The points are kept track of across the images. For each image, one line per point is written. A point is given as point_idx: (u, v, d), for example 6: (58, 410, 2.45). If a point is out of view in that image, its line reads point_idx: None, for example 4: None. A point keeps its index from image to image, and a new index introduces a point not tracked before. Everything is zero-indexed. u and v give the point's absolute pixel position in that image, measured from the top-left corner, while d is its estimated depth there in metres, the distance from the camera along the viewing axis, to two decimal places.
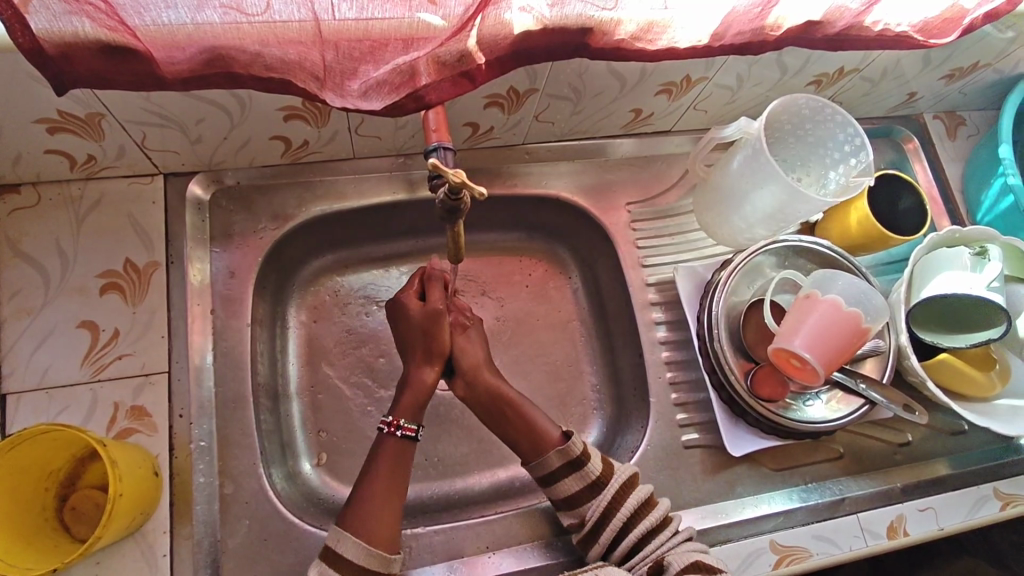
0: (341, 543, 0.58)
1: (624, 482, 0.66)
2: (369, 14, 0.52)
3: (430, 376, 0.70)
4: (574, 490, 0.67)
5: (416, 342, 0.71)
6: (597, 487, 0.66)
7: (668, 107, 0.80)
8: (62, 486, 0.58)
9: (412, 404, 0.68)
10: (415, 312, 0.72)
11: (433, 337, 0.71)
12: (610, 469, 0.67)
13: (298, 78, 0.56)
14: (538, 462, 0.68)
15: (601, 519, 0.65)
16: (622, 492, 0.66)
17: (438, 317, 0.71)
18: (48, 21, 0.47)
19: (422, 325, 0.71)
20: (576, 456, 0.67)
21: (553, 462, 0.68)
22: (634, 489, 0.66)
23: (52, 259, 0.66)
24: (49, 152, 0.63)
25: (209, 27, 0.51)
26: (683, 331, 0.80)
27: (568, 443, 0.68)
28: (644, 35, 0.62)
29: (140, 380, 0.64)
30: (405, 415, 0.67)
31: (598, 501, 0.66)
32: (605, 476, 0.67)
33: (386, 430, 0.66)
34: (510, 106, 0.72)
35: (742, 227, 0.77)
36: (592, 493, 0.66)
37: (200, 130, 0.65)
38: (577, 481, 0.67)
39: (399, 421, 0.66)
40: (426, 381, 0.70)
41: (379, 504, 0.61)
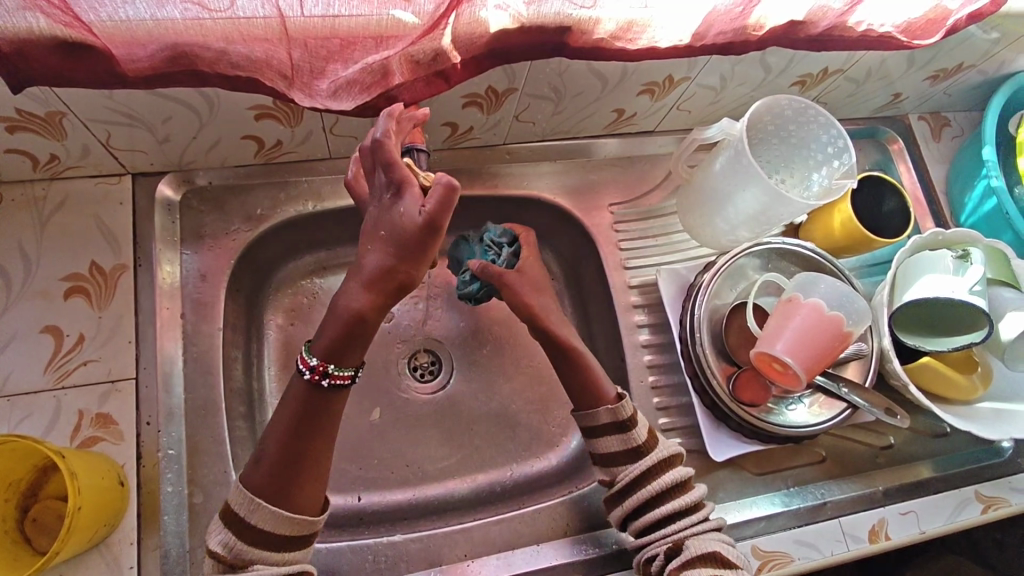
0: (255, 514, 0.53)
1: (665, 458, 0.64)
2: (336, 11, 0.50)
3: (358, 303, 0.55)
4: (612, 450, 0.66)
5: (371, 249, 0.54)
6: (636, 454, 0.65)
7: (652, 107, 0.78)
8: (22, 497, 0.56)
9: (332, 334, 0.56)
10: (389, 222, 0.54)
11: (393, 257, 0.54)
12: (653, 443, 0.66)
13: (266, 77, 0.54)
14: (588, 413, 0.67)
15: (631, 485, 0.64)
16: (660, 467, 0.64)
17: (430, 240, 0.53)
18: (1, 17, 0.45)
19: (393, 236, 0.53)
20: (623, 419, 0.66)
21: (601, 419, 0.66)
22: (674, 469, 0.64)
23: (14, 261, 0.64)
24: (8, 151, 0.61)
25: (169, 23, 0.49)
26: (666, 334, 0.79)
27: (618, 405, 0.66)
28: (624, 34, 0.61)
29: (105, 388, 0.62)
30: (323, 352, 0.56)
31: (632, 468, 0.65)
32: (646, 446, 0.65)
33: (308, 374, 0.56)
34: (489, 105, 0.71)
35: (725, 230, 0.76)
36: (629, 459, 0.65)
37: (167, 129, 0.63)
38: (619, 442, 0.66)
39: (326, 367, 0.55)
40: (353, 309, 0.55)
41: (300, 465, 0.55)
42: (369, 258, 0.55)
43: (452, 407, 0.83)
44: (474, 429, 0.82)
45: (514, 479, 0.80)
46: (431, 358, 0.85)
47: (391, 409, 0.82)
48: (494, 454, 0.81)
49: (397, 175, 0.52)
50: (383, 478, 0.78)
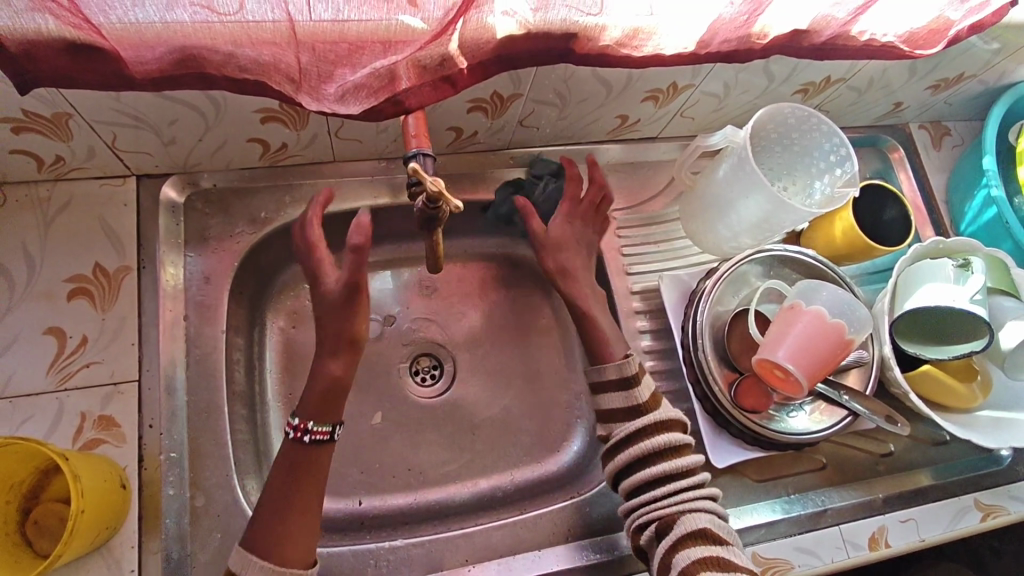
0: (246, 568, 0.54)
1: (663, 420, 0.65)
2: (345, 16, 0.50)
3: (335, 368, 0.64)
4: (613, 406, 0.68)
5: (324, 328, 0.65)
6: (636, 412, 0.66)
7: (655, 114, 0.79)
8: (24, 499, 0.56)
9: (315, 401, 0.63)
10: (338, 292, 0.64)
11: (347, 323, 0.64)
12: (654, 405, 0.67)
13: (273, 80, 0.54)
14: (596, 367, 0.70)
15: (627, 441, 0.65)
16: (658, 427, 0.65)
17: (354, 296, 0.64)
18: (10, 18, 0.45)
19: (331, 308, 0.65)
20: (628, 375, 0.68)
21: (607, 373, 0.69)
22: (672, 432, 0.65)
23: (18, 262, 0.64)
24: (14, 152, 0.61)
25: (178, 26, 0.49)
26: (668, 340, 0.79)
27: (625, 361, 0.68)
28: (629, 42, 0.61)
29: (108, 390, 0.62)
30: (315, 418, 0.62)
31: (630, 424, 0.65)
32: (647, 406, 0.66)
33: (292, 435, 0.60)
34: (494, 110, 0.71)
35: (727, 236, 0.77)
36: (628, 416, 0.66)
37: (173, 131, 0.63)
38: (621, 398, 0.67)
39: (306, 425, 0.61)
40: (331, 374, 0.64)
41: (288, 516, 0.57)
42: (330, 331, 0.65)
43: (454, 411, 0.83)
44: (475, 433, 0.82)
45: (515, 484, 0.80)
46: (433, 362, 0.85)
47: (393, 412, 0.82)
48: (495, 459, 0.81)
49: (315, 261, 0.66)
50: (385, 482, 0.78)
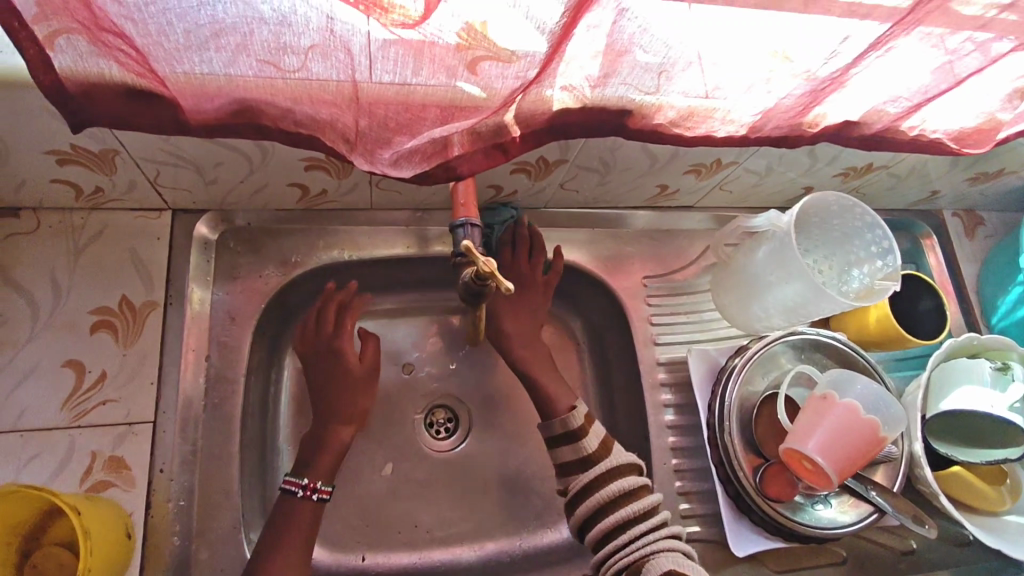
0: None
1: (613, 467, 0.64)
2: (409, 81, 0.49)
3: (346, 436, 0.67)
4: (564, 459, 0.66)
5: (337, 396, 0.68)
6: (587, 463, 0.65)
7: (695, 186, 0.78)
8: (24, 541, 0.55)
9: (327, 466, 0.65)
10: (361, 374, 0.71)
11: (364, 397, 0.70)
12: (605, 453, 0.65)
13: (327, 138, 0.54)
14: (544, 423, 0.69)
15: (582, 493, 0.64)
16: (610, 473, 0.63)
17: (370, 378, 0.71)
18: (73, 60, 0.45)
19: (348, 382, 0.69)
20: (574, 428, 0.67)
21: (555, 426, 0.68)
22: (625, 476, 0.64)
23: (44, 290, 0.63)
24: (54, 181, 0.60)
25: (241, 80, 0.48)
26: (692, 416, 0.77)
27: (569, 414, 0.67)
28: (683, 122, 0.61)
29: (122, 430, 0.61)
30: (321, 478, 0.64)
31: (582, 476, 0.64)
32: (598, 455, 0.65)
33: (300, 494, 0.62)
34: (538, 173, 0.70)
35: (760, 315, 0.76)
36: (582, 467, 0.65)
37: (216, 172, 0.62)
38: (571, 451, 0.66)
39: (315, 483, 0.63)
40: (341, 442, 0.67)
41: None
42: (342, 400, 0.69)
43: (465, 468, 0.81)
44: (486, 493, 0.80)
45: (524, 551, 0.78)
46: (449, 416, 0.83)
47: (405, 464, 0.80)
48: (504, 522, 0.79)
49: (333, 340, 0.71)
50: (389, 539, 0.77)
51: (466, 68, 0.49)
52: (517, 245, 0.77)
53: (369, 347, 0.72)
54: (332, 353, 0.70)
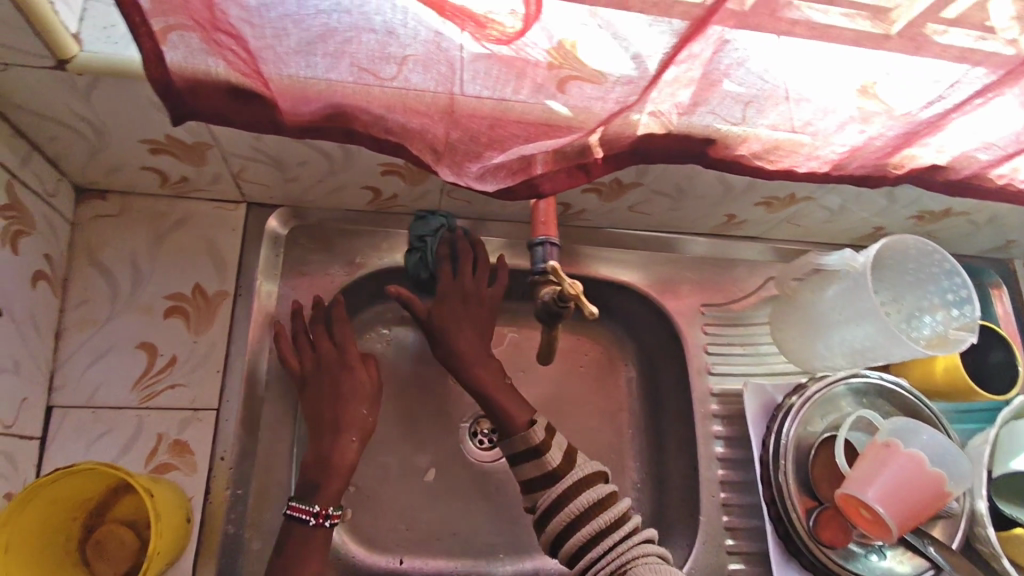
0: None
1: (581, 479, 0.61)
2: (504, 97, 0.50)
3: (351, 454, 0.63)
4: (529, 476, 0.62)
5: (349, 412, 0.64)
6: (554, 477, 0.61)
7: (764, 217, 0.78)
8: (89, 516, 0.56)
9: (337, 487, 0.61)
10: (372, 390, 0.67)
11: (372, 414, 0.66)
12: (571, 464, 0.62)
13: (414, 147, 0.54)
14: (505, 440, 0.65)
15: (551, 510, 0.61)
16: (578, 485, 0.61)
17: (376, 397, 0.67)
18: (183, 57, 0.46)
19: (358, 398, 0.65)
20: (536, 444, 0.63)
21: (516, 443, 0.64)
22: (593, 486, 0.61)
23: (124, 272, 0.65)
24: (144, 168, 0.62)
25: (340, 85, 0.49)
26: (742, 450, 0.76)
27: (530, 430, 0.63)
28: (766, 155, 0.60)
29: (188, 415, 0.62)
30: (330, 500, 0.60)
31: (551, 492, 0.61)
32: (563, 468, 0.62)
33: (312, 522, 0.59)
34: (609, 194, 0.70)
35: (823, 355, 0.75)
36: (549, 483, 0.61)
37: (296, 171, 0.63)
38: (536, 468, 0.62)
39: (328, 510, 0.59)
40: (347, 461, 0.62)
41: None
42: (354, 413, 0.64)
43: (506, 481, 0.81)
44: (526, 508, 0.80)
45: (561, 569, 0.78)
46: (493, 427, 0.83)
47: (447, 471, 0.80)
48: None
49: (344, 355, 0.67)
50: (428, 544, 0.77)
51: (554, 85, 0.49)
52: (459, 254, 0.73)
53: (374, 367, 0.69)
54: (343, 367, 0.66)
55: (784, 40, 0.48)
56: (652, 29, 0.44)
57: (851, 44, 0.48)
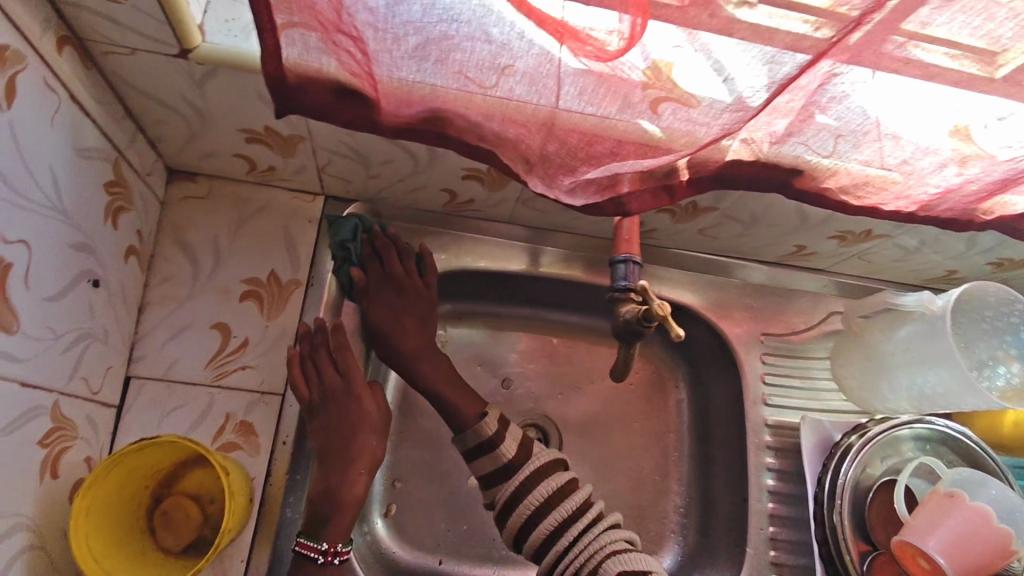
0: None
1: (533, 470, 0.64)
2: (602, 114, 0.50)
3: (360, 486, 0.62)
4: (485, 470, 0.65)
5: (359, 442, 0.64)
6: (510, 469, 0.64)
7: (836, 251, 0.77)
8: (159, 486, 0.57)
9: (348, 522, 0.61)
10: (377, 419, 0.66)
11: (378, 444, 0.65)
12: (526, 454, 0.65)
13: (506, 156, 0.55)
14: (459, 436, 0.68)
15: (508, 503, 0.63)
16: (534, 475, 0.64)
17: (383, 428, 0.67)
18: (300, 54, 0.48)
19: (363, 428, 0.65)
20: (488, 437, 0.66)
21: (469, 438, 0.67)
22: (549, 476, 0.64)
23: (205, 252, 0.67)
24: (236, 156, 0.64)
25: (444, 91, 0.50)
26: (793, 485, 0.75)
27: (482, 424, 0.66)
28: (854, 190, 0.59)
29: (256, 397, 0.64)
30: (340, 536, 0.60)
31: (507, 484, 0.64)
32: (518, 460, 0.65)
33: (322, 559, 0.58)
34: (682, 216, 0.70)
35: (888, 396, 0.73)
36: (505, 476, 0.64)
37: (380, 168, 0.65)
38: (492, 461, 0.65)
39: (336, 547, 0.59)
40: (357, 495, 0.62)
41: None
42: (362, 443, 0.64)
43: None
44: None
45: None
46: (538, 436, 0.82)
47: None
48: None
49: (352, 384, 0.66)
50: (468, 548, 0.78)
51: (647, 105, 0.49)
52: (385, 253, 0.72)
53: (377, 397, 0.68)
54: (349, 397, 0.65)
55: (879, 77, 0.48)
56: (752, 66, 0.45)
57: (951, 84, 0.47)
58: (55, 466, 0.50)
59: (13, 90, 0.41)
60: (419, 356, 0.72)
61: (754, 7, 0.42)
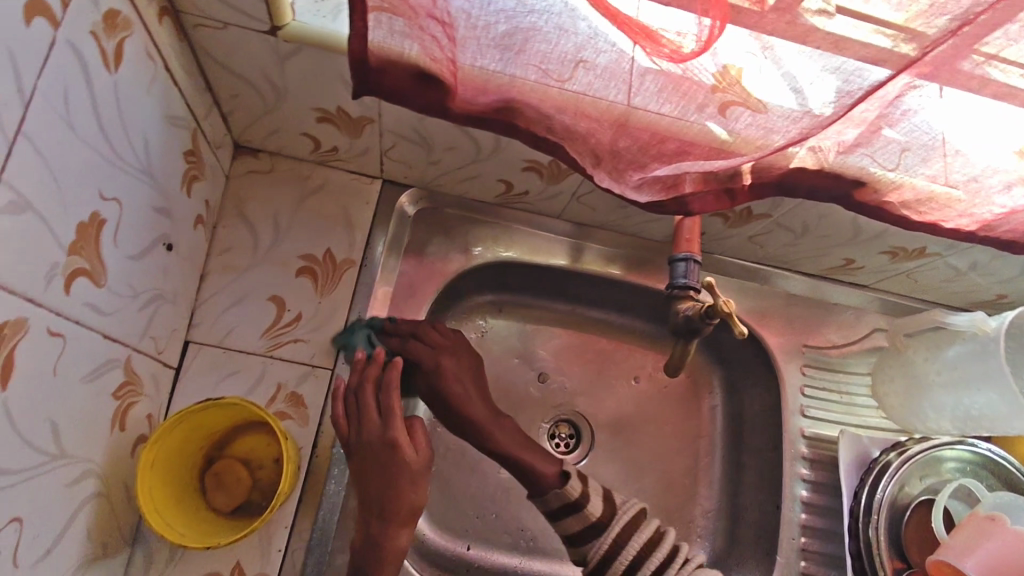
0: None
1: (624, 526, 0.63)
2: (673, 113, 0.51)
3: (404, 539, 0.59)
4: (573, 531, 0.64)
5: (401, 495, 0.59)
6: (597, 529, 0.63)
7: (884, 266, 0.77)
8: (213, 448, 0.59)
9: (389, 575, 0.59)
10: (418, 462, 0.60)
11: (419, 494, 0.60)
12: (611, 509, 0.65)
13: (574, 149, 0.56)
14: (540, 498, 0.66)
15: (602, 562, 0.62)
16: (624, 534, 0.63)
17: (426, 473, 0.61)
18: (384, 36, 0.48)
19: (401, 478, 0.59)
20: (573, 500, 0.64)
21: (551, 500, 0.65)
22: (637, 529, 0.63)
23: (265, 226, 0.69)
24: (303, 134, 0.66)
25: (522, 82, 0.51)
26: (826, 498, 0.75)
27: (565, 486, 0.65)
28: (916, 205, 0.60)
29: (306, 370, 0.65)
30: None
31: (599, 544, 0.63)
32: (606, 517, 0.64)
33: None
34: (735, 221, 0.71)
35: (928, 415, 0.72)
36: (595, 536, 0.63)
37: (443, 155, 0.66)
38: (578, 522, 0.64)
39: None
40: (399, 547, 0.59)
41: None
42: (405, 496, 0.59)
43: None
44: None
45: None
46: (571, 432, 0.83)
47: None
48: None
49: (390, 429, 0.60)
50: (496, 536, 0.79)
51: (715, 108, 0.50)
52: (415, 330, 0.69)
53: (420, 437, 0.61)
54: (386, 443, 0.59)
55: (947, 95, 0.48)
56: (828, 75, 0.46)
57: None
58: (123, 420, 0.52)
59: (121, 53, 0.42)
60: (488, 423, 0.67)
61: (831, 16, 0.43)
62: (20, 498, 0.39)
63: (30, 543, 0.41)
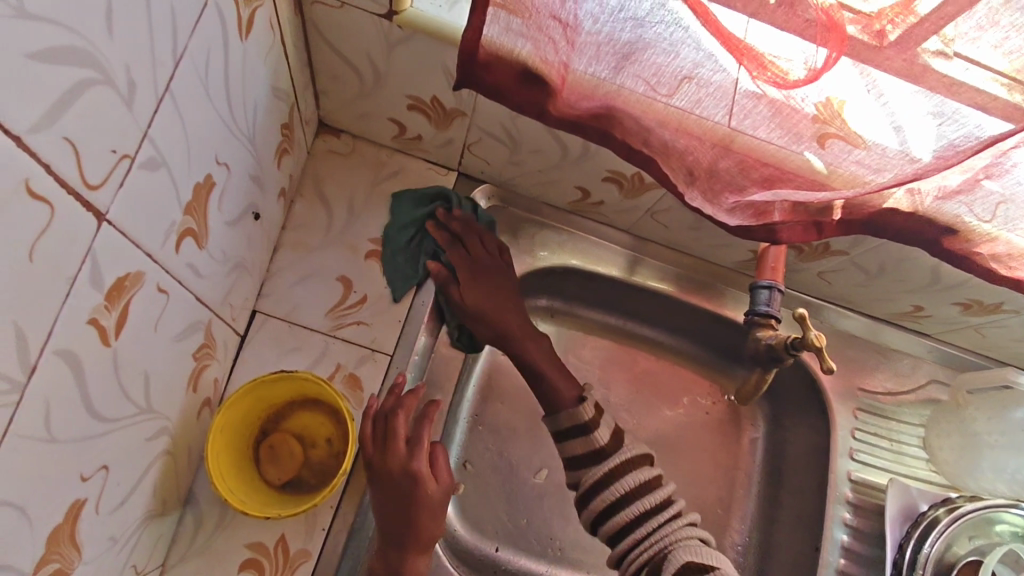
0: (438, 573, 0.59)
1: (626, 459, 0.62)
2: (777, 141, 0.50)
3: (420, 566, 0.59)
4: (574, 453, 0.63)
5: (419, 525, 0.58)
6: (601, 456, 0.62)
7: (952, 317, 0.75)
8: (268, 420, 0.59)
9: None
10: (440, 495, 0.59)
11: (437, 524, 0.59)
12: (617, 443, 0.63)
13: (667, 164, 0.55)
14: (551, 416, 0.66)
15: (597, 487, 0.61)
16: (621, 468, 0.61)
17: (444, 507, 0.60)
18: (500, 32, 0.47)
19: (418, 511, 0.58)
20: (584, 422, 0.63)
21: (562, 418, 0.65)
22: (636, 469, 0.61)
23: (341, 207, 0.70)
24: (390, 120, 0.67)
25: (627, 92, 0.51)
26: (867, 546, 0.73)
27: (579, 406, 0.64)
28: (1006, 259, 0.58)
29: (366, 353, 0.66)
30: None
31: (596, 469, 0.62)
32: (611, 447, 0.62)
33: None
34: (808, 255, 0.70)
35: (986, 472, 0.73)
36: (595, 461, 0.62)
37: (526, 155, 0.67)
38: (581, 443, 0.63)
39: None
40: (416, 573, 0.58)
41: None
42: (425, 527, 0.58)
43: None
44: None
45: None
46: None
47: (557, 474, 0.81)
48: None
49: (415, 462, 0.58)
50: (525, 542, 0.78)
51: (815, 138, 0.49)
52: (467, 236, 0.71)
53: (443, 468, 0.61)
54: (409, 476, 0.57)
55: None
56: (937, 127, 0.45)
57: None
58: (196, 382, 0.52)
59: (252, 21, 0.43)
60: (523, 337, 0.70)
61: (949, 59, 0.41)
62: (110, 446, 0.39)
63: (110, 492, 0.41)
